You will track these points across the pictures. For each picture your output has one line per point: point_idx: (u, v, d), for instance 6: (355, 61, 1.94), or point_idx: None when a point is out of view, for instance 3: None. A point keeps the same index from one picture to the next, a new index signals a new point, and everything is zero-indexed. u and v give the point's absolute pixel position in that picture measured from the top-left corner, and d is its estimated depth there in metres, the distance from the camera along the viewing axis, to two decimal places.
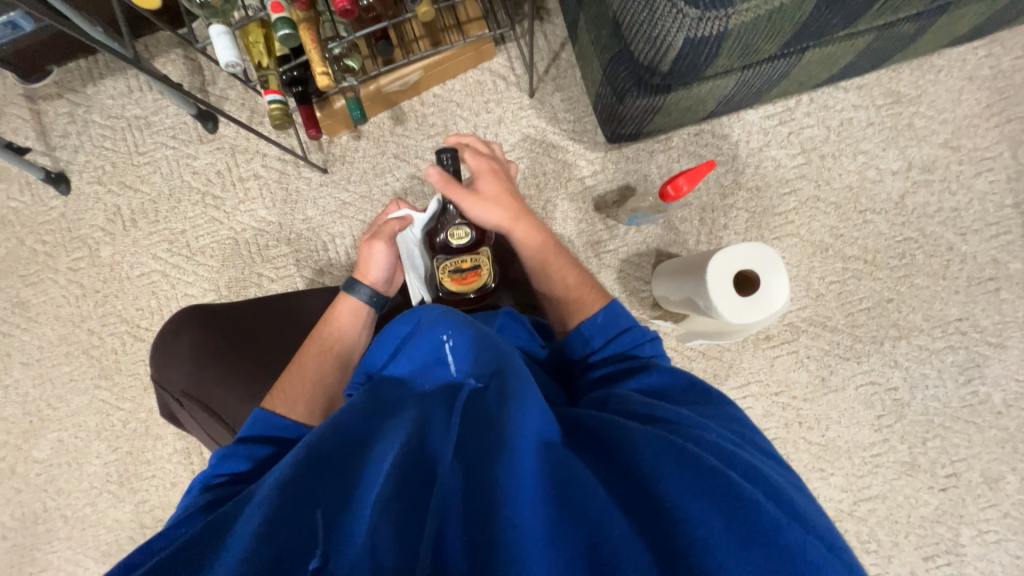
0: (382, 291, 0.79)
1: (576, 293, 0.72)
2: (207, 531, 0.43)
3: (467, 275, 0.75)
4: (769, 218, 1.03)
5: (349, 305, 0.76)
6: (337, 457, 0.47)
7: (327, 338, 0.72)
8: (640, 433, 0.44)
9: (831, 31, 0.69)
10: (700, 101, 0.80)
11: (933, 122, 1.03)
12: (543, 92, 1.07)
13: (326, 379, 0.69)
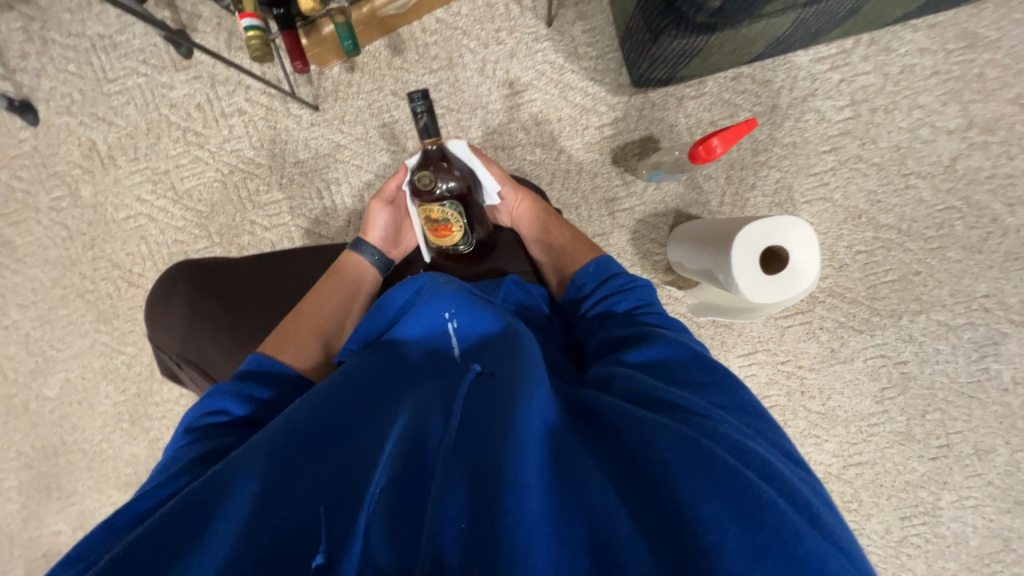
0: (388, 251, 0.76)
1: (570, 245, 0.73)
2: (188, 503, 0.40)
3: (440, 228, 0.69)
4: (802, 179, 0.95)
5: (353, 258, 0.73)
6: (330, 434, 0.45)
7: (329, 286, 0.69)
8: (648, 420, 0.40)
9: None
10: (748, 43, 0.69)
11: (1007, 72, 0.90)
12: (563, 20, 0.94)
13: (320, 324, 0.65)
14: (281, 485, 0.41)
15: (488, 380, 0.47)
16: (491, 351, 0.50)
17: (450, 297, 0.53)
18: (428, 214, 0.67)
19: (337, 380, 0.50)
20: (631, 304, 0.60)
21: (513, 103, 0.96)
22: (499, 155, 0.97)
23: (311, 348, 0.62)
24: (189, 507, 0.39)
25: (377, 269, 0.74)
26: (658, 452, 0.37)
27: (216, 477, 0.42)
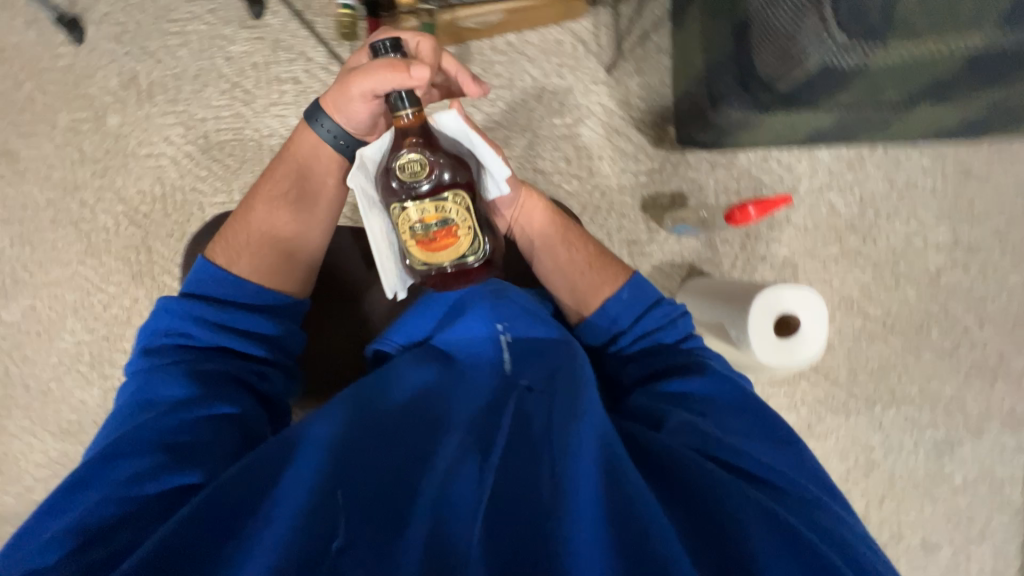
0: (356, 135, 0.63)
1: (594, 261, 0.67)
2: (231, 480, 0.45)
3: (437, 238, 0.55)
4: (807, 261, 1.02)
5: (309, 138, 0.63)
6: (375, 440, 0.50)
7: (279, 170, 0.63)
8: (708, 471, 0.46)
9: (952, 94, 0.66)
10: (791, 129, 0.76)
11: (991, 206, 1.02)
12: (622, 70, 0.99)
13: (273, 235, 0.62)
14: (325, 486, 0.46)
15: (516, 396, 0.52)
16: (525, 368, 0.54)
17: (478, 320, 0.56)
18: (421, 218, 0.54)
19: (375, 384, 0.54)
20: (665, 338, 0.62)
21: (561, 133, 1.01)
22: (536, 177, 1.01)
23: (262, 247, 0.61)
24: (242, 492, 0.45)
25: (341, 155, 0.64)
26: (716, 496, 0.45)
27: (258, 474, 0.46)
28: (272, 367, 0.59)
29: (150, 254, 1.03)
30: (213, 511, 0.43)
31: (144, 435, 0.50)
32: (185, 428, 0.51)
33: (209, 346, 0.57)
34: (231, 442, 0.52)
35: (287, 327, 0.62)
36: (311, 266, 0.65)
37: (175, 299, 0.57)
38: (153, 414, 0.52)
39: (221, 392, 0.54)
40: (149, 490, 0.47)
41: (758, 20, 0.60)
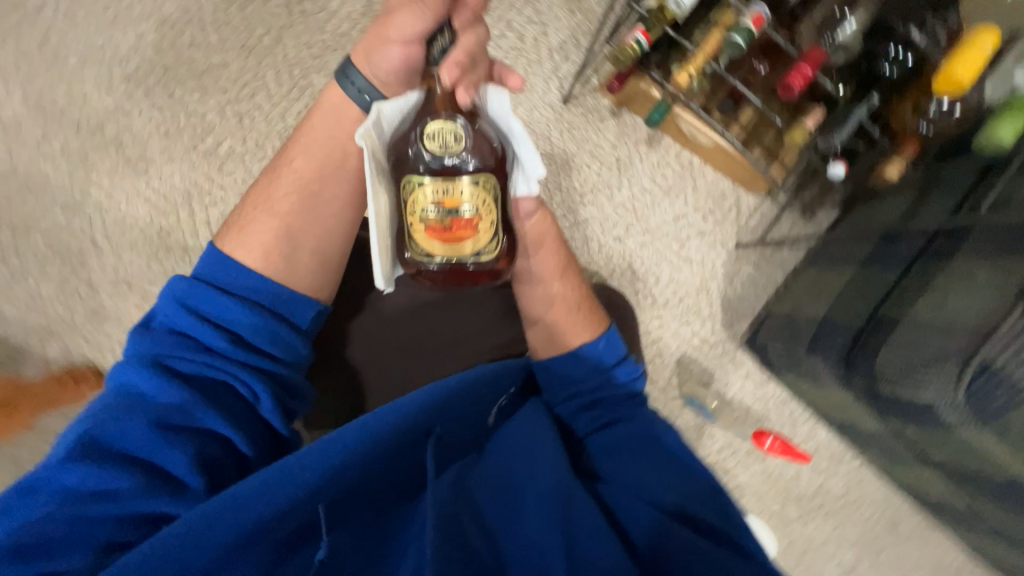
0: (383, 91, 0.57)
1: (589, 302, 0.71)
2: (204, 515, 0.41)
3: (453, 226, 0.53)
4: (752, 499, 1.09)
5: (335, 96, 0.59)
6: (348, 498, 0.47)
7: (298, 159, 0.60)
8: (661, 524, 0.53)
9: (966, 487, 0.72)
10: (842, 407, 0.82)
11: (900, 570, 1.12)
12: (746, 253, 1.06)
13: (319, 180, 0.59)
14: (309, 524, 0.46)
15: (474, 464, 0.57)
16: (502, 446, 0.58)
17: (475, 389, 0.57)
18: (435, 201, 0.52)
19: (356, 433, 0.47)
20: (627, 389, 0.66)
21: (667, 255, 1.06)
22: (623, 270, 1.05)
23: (272, 240, 0.57)
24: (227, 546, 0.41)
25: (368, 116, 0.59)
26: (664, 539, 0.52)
27: (224, 524, 0.41)
28: (262, 377, 0.53)
29: (276, 44, 0.96)
30: (183, 548, 0.40)
31: (128, 441, 0.47)
32: (163, 440, 0.47)
33: (200, 342, 0.52)
34: (207, 465, 0.48)
35: (290, 343, 0.55)
36: (329, 258, 0.60)
37: (183, 279, 0.53)
38: (132, 413, 0.47)
39: (205, 403, 0.49)
40: (122, 505, 0.45)
41: (906, 330, 0.65)
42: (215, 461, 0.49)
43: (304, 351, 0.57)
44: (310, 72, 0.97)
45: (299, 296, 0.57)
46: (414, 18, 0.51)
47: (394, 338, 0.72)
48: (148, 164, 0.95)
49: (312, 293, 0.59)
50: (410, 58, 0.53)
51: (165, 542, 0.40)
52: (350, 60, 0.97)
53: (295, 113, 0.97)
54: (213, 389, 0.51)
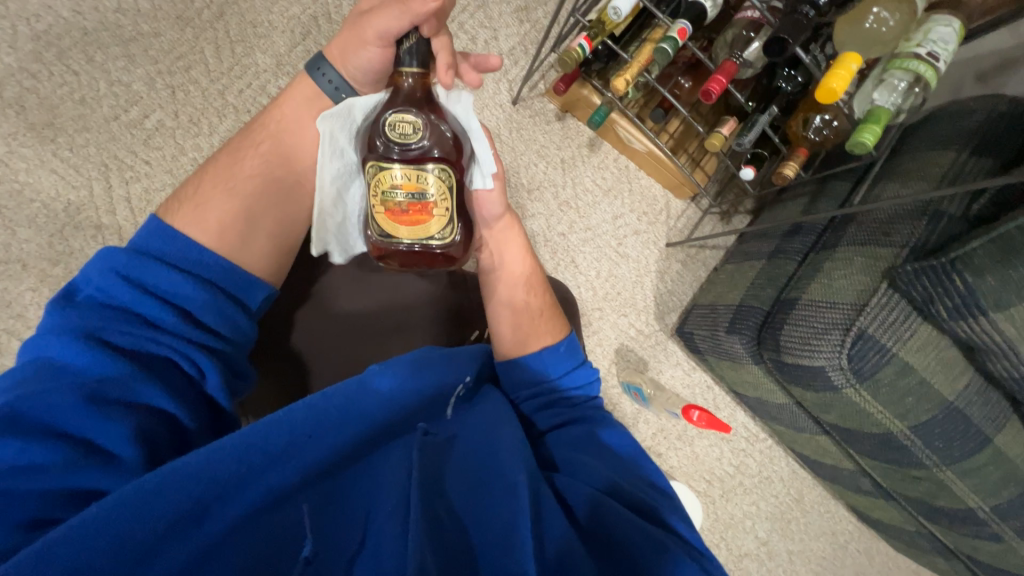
0: (360, 90, 0.63)
1: (554, 311, 0.70)
2: (133, 489, 0.35)
3: (411, 210, 0.57)
4: (681, 479, 1.18)
5: (307, 90, 0.63)
6: (312, 482, 0.41)
7: (265, 145, 0.61)
8: (604, 502, 0.49)
9: (871, 455, 0.81)
10: (759, 387, 0.92)
11: (804, 538, 1.25)
12: (675, 252, 1.17)
13: (289, 166, 0.61)
14: (271, 508, 0.40)
15: (448, 446, 0.49)
16: (466, 430, 0.52)
17: (436, 375, 0.52)
18: (394, 185, 0.55)
19: (313, 411, 0.43)
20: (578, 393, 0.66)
21: (606, 252, 1.14)
22: (566, 265, 1.11)
23: (228, 219, 0.56)
24: (175, 522, 0.36)
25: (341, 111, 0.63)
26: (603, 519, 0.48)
27: (172, 497, 0.36)
28: (208, 353, 0.49)
29: (217, 19, 0.93)
30: (123, 525, 0.34)
31: (53, 415, 0.40)
32: (95, 413, 0.41)
33: (139, 318, 0.47)
34: (148, 442, 0.42)
35: (238, 322, 0.52)
36: (284, 241, 0.61)
37: (121, 250, 0.48)
38: (56, 385, 0.41)
39: (143, 375, 0.44)
40: (43, 479, 0.38)
41: (804, 307, 0.75)
42: (156, 440, 0.43)
43: (250, 332, 0.54)
44: (254, 51, 0.94)
45: (247, 274, 0.55)
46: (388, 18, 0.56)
47: (341, 324, 0.71)
48: (57, 133, 0.86)
49: (262, 270, 0.58)
50: (385, 57, 0.59)
51: (94, 513, 0.34)
52: (298, 43, 0.95)
53: (236, 91, 0.93)
54: (150, 365, 0.46)
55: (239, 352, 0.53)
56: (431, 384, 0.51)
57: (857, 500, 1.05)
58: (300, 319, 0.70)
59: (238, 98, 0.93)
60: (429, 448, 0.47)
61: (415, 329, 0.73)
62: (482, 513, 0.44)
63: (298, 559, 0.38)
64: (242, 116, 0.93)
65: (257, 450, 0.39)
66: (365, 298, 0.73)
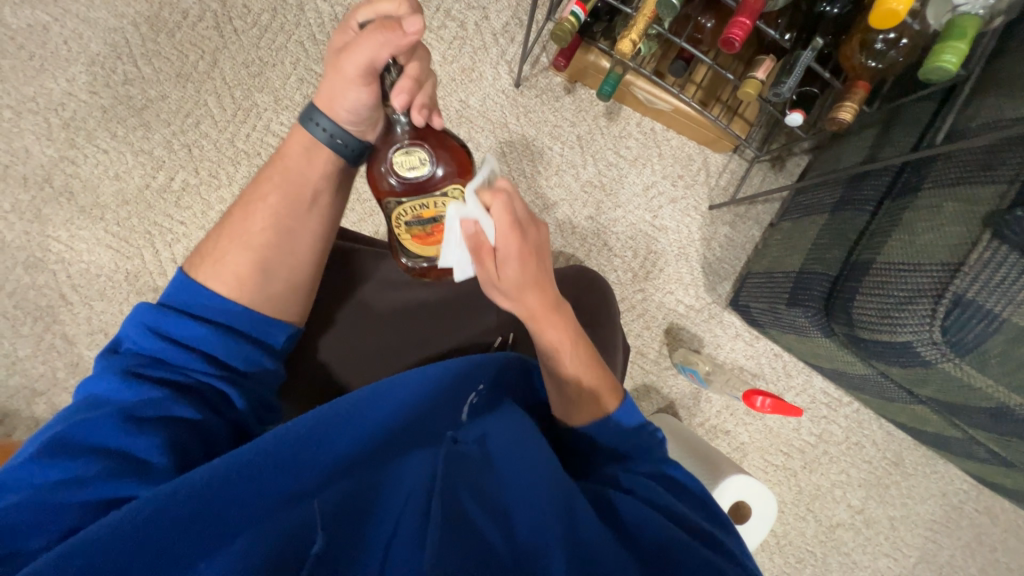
0: (357, 133, 0.56)
1: (584, 404, 0.55)
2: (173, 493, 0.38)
3: (435, 230, 0.59)
4: (755, 455, 1.10)
5: (303, 140, 0.56)
6: (324, 489, 0.43)
7: (272, 197, 0.56)
8: (657, 523, 0.45)
9: (974, 424, 0.70)
10: (831, 358, 0.82)
11: (907, 501, 1.13)
12: (720, 215, 1.05)
13: (291, 214, 0.57)
14: (283, 511, 0.41)
15: (476, 452, 0.49)
16: (490, 433, 0.51)
17: (455, 371, 0.52)
18: (416, 213, 0.57)
19: (321, 419, 0.44)
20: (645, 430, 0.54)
21: (642, 228, 1.05)
22: (599, 249, 1.04)
23: (245, 273, 0.54)
24: (189, 524, 0.38)
25: (342, 157, 0.57)
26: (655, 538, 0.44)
27: (194, 502, 0.38)
28: (234, 386, 0.51)
29: (212, 68, 0.94)
30: (141, 535, 0.37)
31: (92, 434, 0.44)
32: (129, 430, 0.44)
33: (163, 358, 0.50)
34: (178, 457, 0.45)
35: (257, 358, 0.53)
36: (301, 289, 0.59)
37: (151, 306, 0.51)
38: (95, 413, 0.45)
39: (178, 399, 0.47)
40: (89, 490, 0.41)
41: (878, 273, 0.64)
42: (186, 457, 0.45)
43: (270, 364, 0.55)
44: (252, 92, 0.95)
45: (267, 320, 0.55)
46: (370, 46, 0.48)
47: (378, 340, 0.71)
48: (104, 211, 0.93)
49: (287, 319, 0.57)
50: (376, 93, 0.52)
51: (130, 516, 0.37)
52: (291, 74, 0.95)
53: (244, 136, 0.95)
54: (183, 388, 0.49)
55: (262, 382, 0.54)
56: (448, 385, 0.51)
57: (971, 464, 0.92)
58: (334, 339, 0.70)
59: (247, 143, 0.95)
60: (457, 455, 0.47)
61: (452, 337, 0.72)
62: (505, 516, 0.44)
63: (308, 558, 0.37)
64: (254, 160, 0.95)
65: (269, 461, 0.41)
66: (392, 314, 0.72)
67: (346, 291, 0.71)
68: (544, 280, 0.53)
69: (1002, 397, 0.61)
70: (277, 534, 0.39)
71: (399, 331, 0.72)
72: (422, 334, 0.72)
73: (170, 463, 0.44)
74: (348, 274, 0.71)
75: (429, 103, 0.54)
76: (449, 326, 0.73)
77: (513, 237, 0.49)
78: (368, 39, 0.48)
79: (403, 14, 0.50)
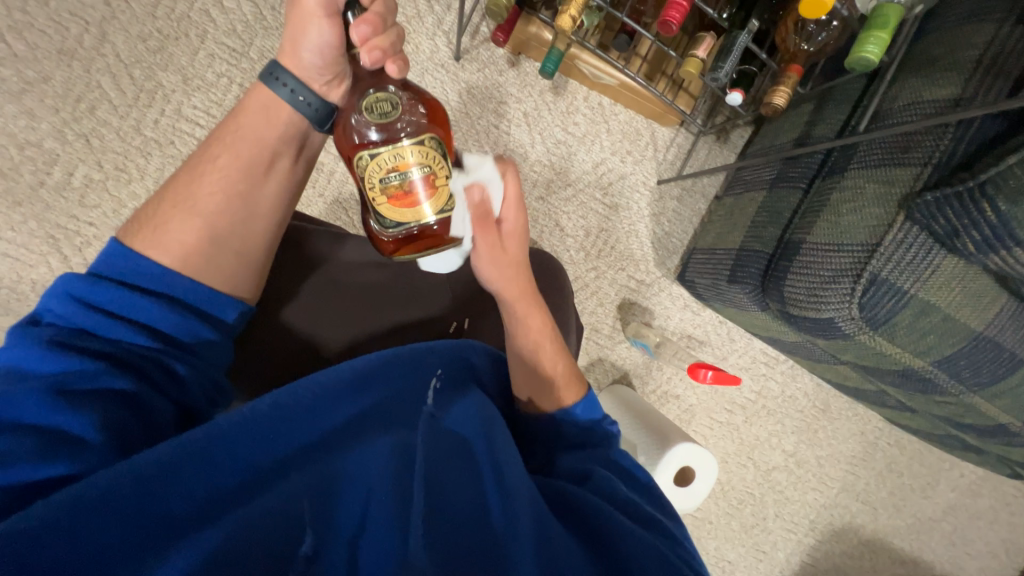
0: (323, 89, 0.53)
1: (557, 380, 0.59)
2: (132, 479, 0.36)
3: (411, 189, 0.50)
4: (701, 415, 1.18)
5: (263, 98, 0.53)
6: (279, 480, 0.40)
7: (222, 158, 0.51)
8: (602, 507, 0.46)
9: (885, 381, 0.78)
10: (764, 327, 0.87)
11: (831, 440, 1.26)
12: (668, 188, 1.06)
13: (236, 179, 0.51)
14: (239, 504, 0.38)
15: (449, 434, 0.47)
16: (455, 411, 0.49)
17: (412, 356, 0.52)
18: (388, 165, 0.49)
19: (282, 405, 0.43)
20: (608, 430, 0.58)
21: (594, 206, 1.04)
22: (552, 230, 1.03)
23: (191, 242, 0.48)
24: (131, 512, 0.35)
25: (307, 120, 0.54)
26: (621, 538, 0.43)
27: (140, 495, 0.35)
28: (176, 360, 0.46)
29: (102, 43, 0.82)
30: (79, 527, 0.33)
31: (13, 413, 0.38)
32: (58, 409, 0.39)
33: (89, 329, 0.43)
34: (115, 436, 0.40)
35: (200, 331, 0.48)
36: (254, 264, 0.53)
37: (81, 277, 0.44)
38: (15, 388, 0.39)
39: (116, 371, 0.42)
40: (11, 474, 0.36)
41: (807, 252, 0.67)
42: (125, 434, 0.41)
43: (216, 339, 0.49)
44: (154, 71, 0.84)
45: (217, 292, 0.49)
46: None
47: (331, 321, 0.66)
48: None
49: (239, 295, 0.52)
50: (342, 34, 0.49)
51: (73, 498, 0.34)
52: (198, 48, 0.84)
53: (152, 122, 0.84)
54: (117, 361, 0.43)
55: (211, 358, 0.49)
56: (411, 364, 0.51)
57: (887, 411, 1.03)
58: (281, 332, 0.64)
59: (156, 130, 0.84)
60: (437, 435, 0.46)
61: (413, 314, 0.68)
62: (475, 491, 0.44)
63: (296, 558, 0.36)
64: (167, 150, 0.85)
65: (220, 454, 0.39)
66: (346, 307, 0.67)
67: (295, 276, 0.65)
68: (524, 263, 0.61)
69: (913, 359, 0.67)
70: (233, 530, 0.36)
71: (353, 319, 0.66)
72: (378, 313, 0.67)
73: (107, 442, 0.39)
74: (295, 254, 0.65)
75: (393, 49, 0.50)
76: (409, 308, 0.69)
77: (518, 213, 0.57)
78: None
79: None
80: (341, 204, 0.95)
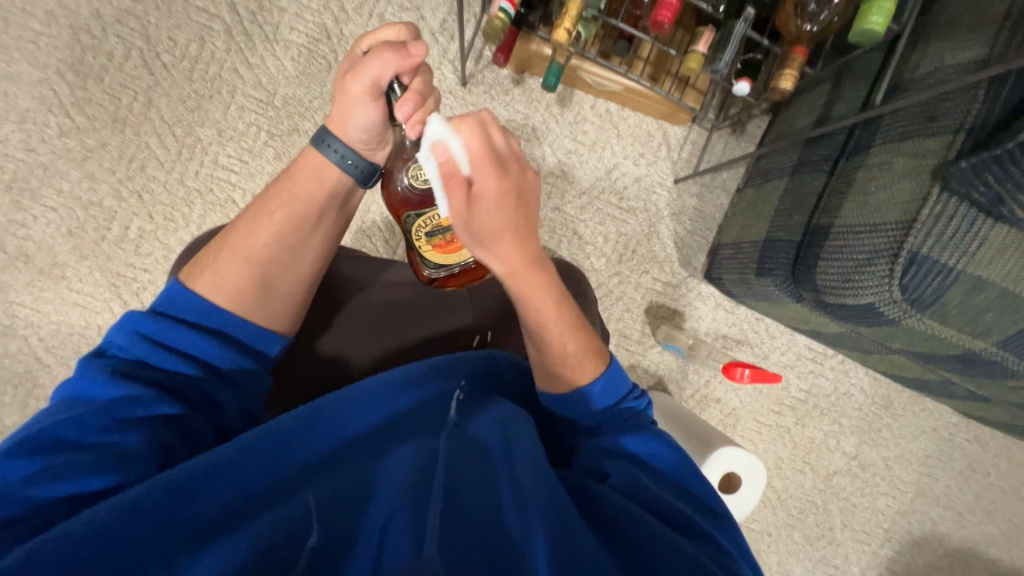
0: (369, 153, 0.55)
1: (569, 364, 0.53)
2: (170, 487, 0.38)
3: (453, 240, 0.59)
4: (747, 419, 1.12)
5: (314, 161, 0.55)
6: (305, 486, 0.42)
7: (279, 213, 0.55)
8: (625, 505, 0.44)
9: (948, 368, 0.71)
10: (802, 319, 0.82)
11: (897, 440, 1.16)
12: (686, 186, 1.04)
13: (290, 234, 0.55)
14: (267, 507, 0.40)
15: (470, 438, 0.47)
16: (478, 418, 0.50)
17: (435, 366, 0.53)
18: (435, 222, 0.58)
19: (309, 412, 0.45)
20: (625, 409, 0.55)
21: (611, 211, 1.04)
22: (570, 239, 1.03)
23: (244, 286, 0.52)
24: (166, 514, 0.37)
25: (353, 180, 0.56)
26: (650, 537, 0.40)
27: (175, 499, 0.38)
28: (216, 388, 0.49)
29: (148, 108, 0.91)
30: (119, 527, 0.35)
31: (75, 433, 0.42)
32: (115, 428, 0.42)
33: (144, 359, 0.48)
34: (158, 452, 0.42)
35: (238, 359, 0.51)
36: (299, 302, 0.57)
37: (142, 314, 0.49)
38: (79, 412, 0.43)
39: (161, 396, 0.45)
40: (70, 483, 0.39)
41: (836, 236, 0.64)
42: (168, 455, 0.43)
43: (252, 367, 0.52)
44: (194, 128, 0.92)
45: (263, 330, 0.53)
46: (377, 64, 0.49)
47: (363, 341, 0.68)
48: (63, 269, 0.90)
49: (281, 331, 0.56)
50: (386, 111, 0.52)
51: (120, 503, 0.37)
52: (230, 102, 0.93)
53: (193, 173, 0.92)
54: (166, 389, 0.47)
55: (248, 386, 0.52)
56: (435, 373, 0.53)
57: (957, 403, 0.93)
58: (317, 354, 0.67)
59: (197, 180, 0.92)
60: (460, 440, 0.46)
61: (441, 328, 0.70)
62: (496, 491, 0.43)
63: (305, 550, 0.36)
64: (208, 197, 0.93)
65: (250, 462, 0.41)
66: (377, 326, 0.69)
67: (329, 301, 0.68)
68: (523, 229, 0.48)
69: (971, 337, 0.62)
70: (257, 531, 0.37)
71: (383, 337, 0.69)
72: (405, 330, 0.69)
73: (152, 455, 0.42)
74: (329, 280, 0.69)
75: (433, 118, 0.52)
76: (436, 321, 0.70)
77: (489, 169, 0.45)
78: (377, 56, 0.49)
79: (405, 38, 0.52)
80: (365, 233, 1.00)
